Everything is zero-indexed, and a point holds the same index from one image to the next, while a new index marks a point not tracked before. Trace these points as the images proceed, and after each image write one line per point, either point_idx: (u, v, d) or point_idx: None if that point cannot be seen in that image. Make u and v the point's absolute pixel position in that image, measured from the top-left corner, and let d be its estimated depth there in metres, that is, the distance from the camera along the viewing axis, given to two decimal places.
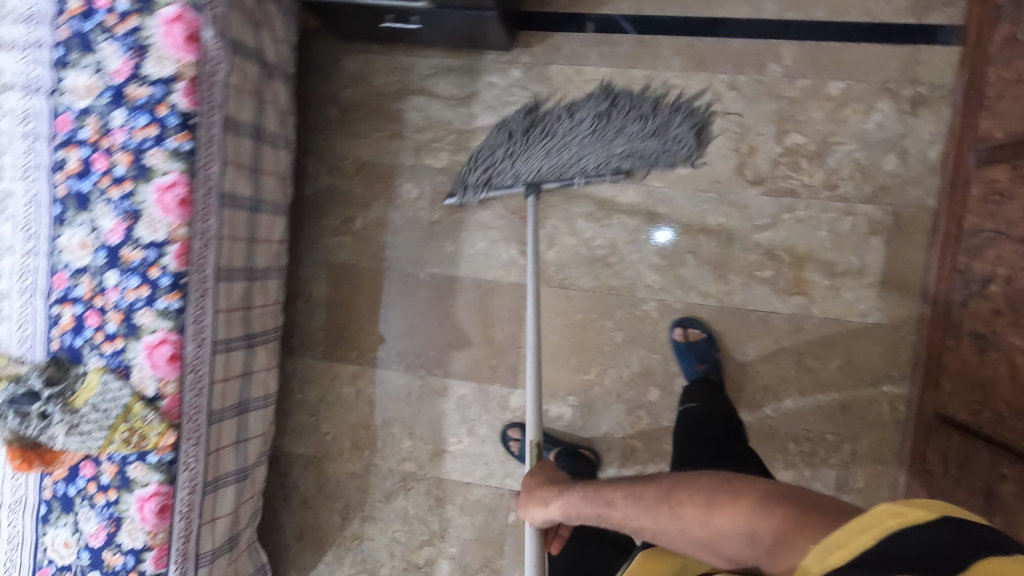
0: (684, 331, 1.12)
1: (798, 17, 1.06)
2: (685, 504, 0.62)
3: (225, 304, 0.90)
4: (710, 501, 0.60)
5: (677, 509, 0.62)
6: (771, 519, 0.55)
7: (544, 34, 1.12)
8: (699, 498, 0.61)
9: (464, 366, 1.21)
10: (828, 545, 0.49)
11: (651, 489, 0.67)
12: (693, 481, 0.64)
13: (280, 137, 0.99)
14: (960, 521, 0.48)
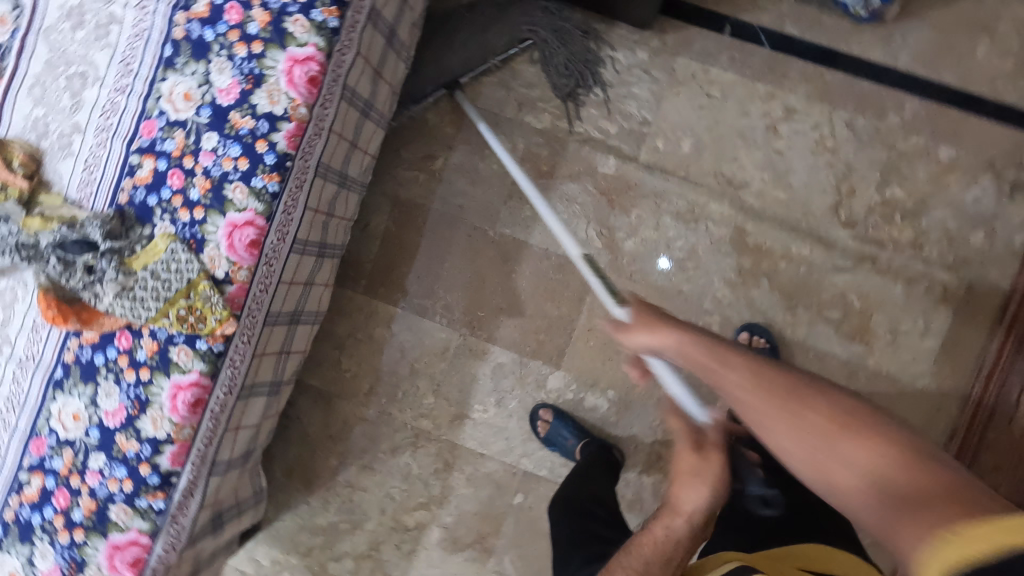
0: (750, 337, 1.09)
1: (928, 76, 1.06)
2: (810, 411, 0.52)
3: (315, 203, 0.83)
4: (842, 422, 0.51)
5: (804, 415, 0.52)
6: (913, 471, 0.46)
7: (679, 25, 1.10)
8: (837, 411, 0.51)
9: (509, 335, 1.15)
10: (953, 535, 0.39)
11: (780, 376, 0.55)
12: (834, 392, 0.53)
13: (405, 48, 0.92)
14: None
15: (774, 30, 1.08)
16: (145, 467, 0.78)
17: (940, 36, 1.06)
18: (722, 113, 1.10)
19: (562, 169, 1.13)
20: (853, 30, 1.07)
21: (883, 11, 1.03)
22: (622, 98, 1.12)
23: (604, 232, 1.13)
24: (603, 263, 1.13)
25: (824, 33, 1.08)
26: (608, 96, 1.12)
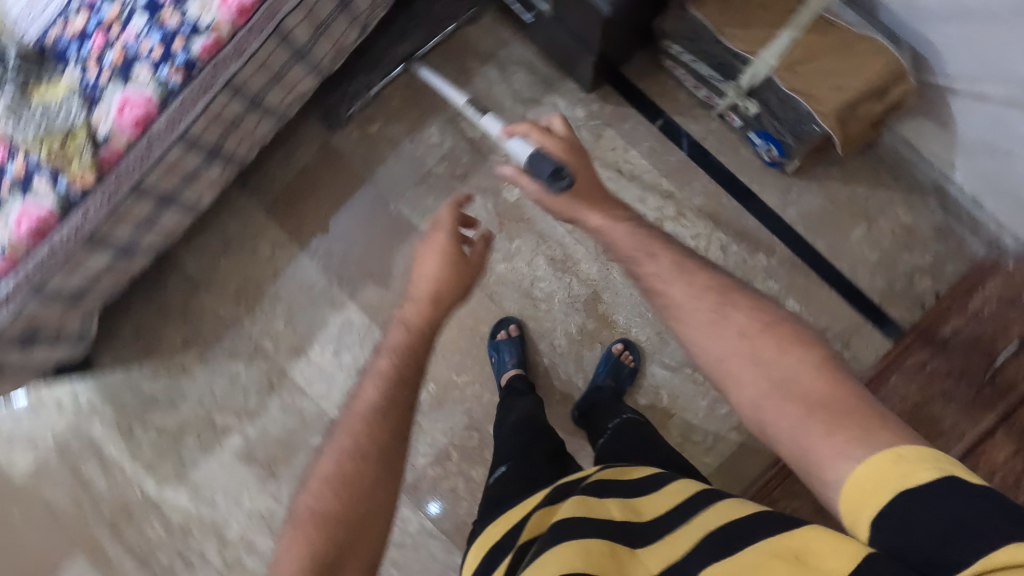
0: (622, 350, 1.18)
1: (804, 236, 1.18)
2: (764, 329, 0.58)
3: (216, 112, 0.92)
4: (764, 323, 0.59)
5: (729, 314, 0.61)
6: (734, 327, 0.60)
7: (621, 102, 1.21)
8: (765, 325, 0.59)
9: (369, 299, 1.26)
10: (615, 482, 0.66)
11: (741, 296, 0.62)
12: (774, 317, 0.60)
13: (362, 18, 1.02)
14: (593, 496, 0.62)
15: (697, 140, 1.20)
16: None
17: (828, 207, 1.17)
18: (623, 191, 1.20)
19: (473, 179, 1.24)
20: (762, 171, 1.19)
21: (784, 162, 1.13)
22: None
23: None
24: None
25: (737, 162, 1.19)
26: None
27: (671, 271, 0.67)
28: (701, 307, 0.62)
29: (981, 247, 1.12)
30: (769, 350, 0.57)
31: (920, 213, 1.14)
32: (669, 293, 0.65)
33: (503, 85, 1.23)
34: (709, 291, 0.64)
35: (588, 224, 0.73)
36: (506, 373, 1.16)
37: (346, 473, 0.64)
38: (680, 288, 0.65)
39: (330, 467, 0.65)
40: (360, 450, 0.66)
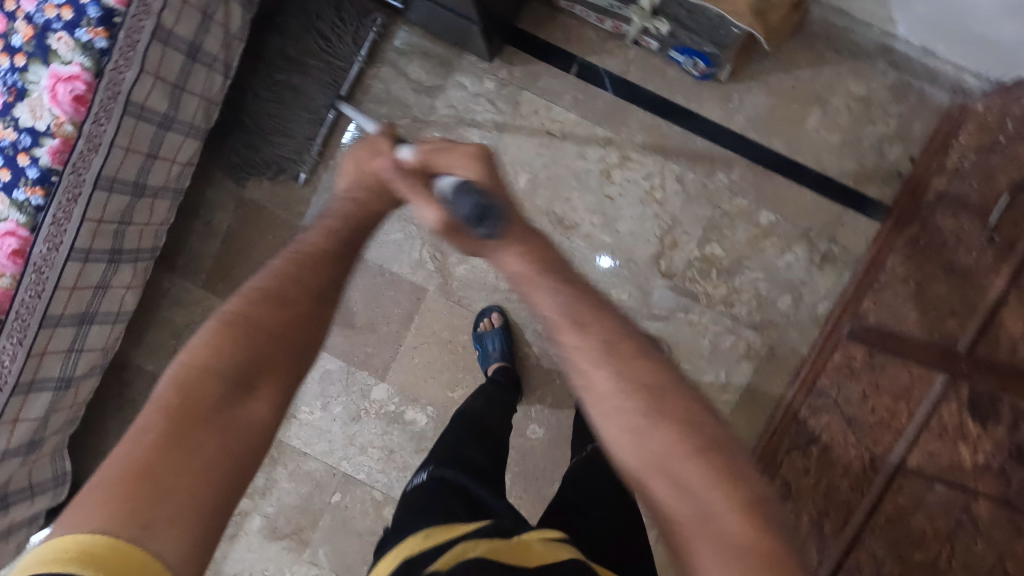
0: None
1: (758, 140, 1.09)
2: (682, 440, 0.54)
3: (98, 214, 0.84)
4: (689, 443, 0.54)
5: (653, 431, 0.55)
6: (653, 441, 0.54)
7: (528, 59, 1.11)
8: (688, 441, 0.54)
9: (339, 343, 1.20)
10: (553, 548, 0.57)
11: (670, 397, 0.57)
12: (715, 447, 0.54)
13: (219, 61, 0.93)
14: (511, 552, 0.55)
15: (619, 75, 1.10)
16: None
17: (775, 102, 1.08)
18: (559, 153, 1.12)
19: None
20: (695, 85, 1.09)
21: (715, 72, 1.04)
22: (465, 126, 1.13)
23: (436, 256, 1.17)
24: (433, 285, 1.17)
25: (666, 85, 1.10)
26: (453, 123, 1.13)
27: (551, 298, 0.63)
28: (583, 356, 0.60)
29: (945, 94, 1.04)
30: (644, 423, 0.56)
31: (871, 79, 1.06)
32: (549, 322, 0.62)
33: (400, 80, 1.13)
34: (606, 343, 0.60)
35: (512, 274, 0.66)
36: (491, 366, 1.11)
37: (284, 294, 0.62)
38: (578, 337, 0.61)
39: (247, 295, 0.61)
40: (301, 277, 0.64)
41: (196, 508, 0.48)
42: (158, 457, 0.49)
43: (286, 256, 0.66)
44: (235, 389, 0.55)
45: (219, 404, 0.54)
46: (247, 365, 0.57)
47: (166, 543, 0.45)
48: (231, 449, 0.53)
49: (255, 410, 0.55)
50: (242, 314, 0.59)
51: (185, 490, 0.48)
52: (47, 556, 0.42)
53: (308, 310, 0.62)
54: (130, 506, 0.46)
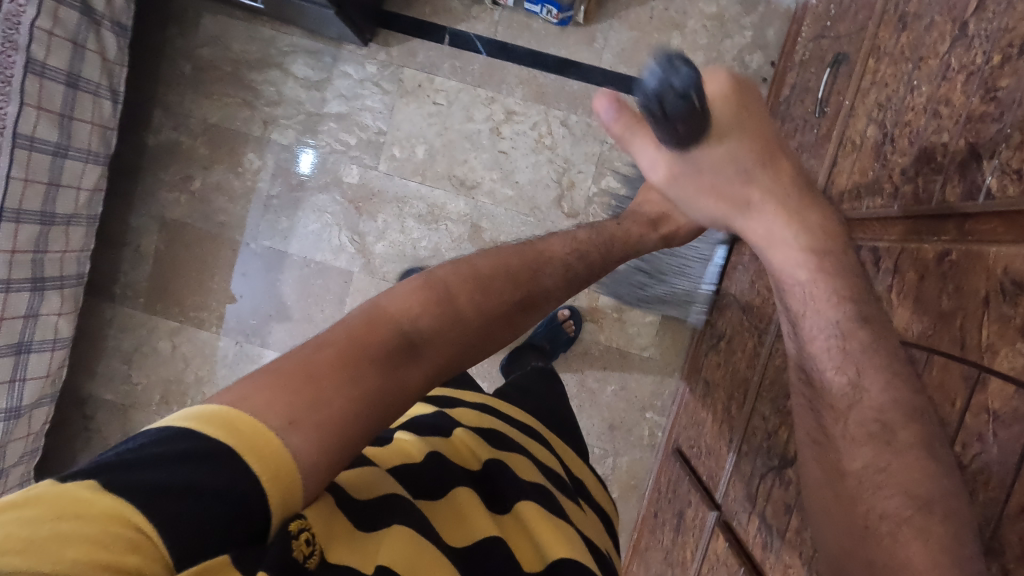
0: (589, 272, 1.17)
1: (629, 72, 1.16)
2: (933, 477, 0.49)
3: (9, 243, 0.90)
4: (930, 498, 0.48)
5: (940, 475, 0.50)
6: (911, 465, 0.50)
7: (403, 37, 1.18)
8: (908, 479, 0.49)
9: (280, 339, 1.25)
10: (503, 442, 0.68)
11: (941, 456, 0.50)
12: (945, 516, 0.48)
13: (104, 87, 0.99)
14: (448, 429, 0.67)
15: (489, 37, 1.17)
16: None
17: (638, 35, 1.15)
18: (448, 119, 1.18)
19: (311, 182, 1.22)
20: (561, 32, 1.16)
21: (571, 15, 1.11)
22: (358, 111, 1.19)
23: (355, 239, 1.22)
24: (357, 267, 1.22)
25: (535, 38, 1.16)
26: (347, 111, 1.20)
27: (824, 307, 0.58)
28: (838, 378, 0.55)
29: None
30: (859, 445, 0.53)
31: None
32: (805, 323, 0.59)
33: (288, 81, 1.20)
34: (867, 369, 0.54)
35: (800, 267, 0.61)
36: None
37: (492, 283, 0.64)
38: (831, 344, 0.57)
39: (460, 269, 0.63)
40: (507, 271, 0.66)
41: (325, 441, 0.45)
42: (328, 375, 0.48)
43: (508, 244, 0.71)
44: (409, 347, 0.54)
45: (392, 355, 0.52)
46: (435, 337, 0.56)
47: (300, 446, 0.43)
48: (391, 410, 0.50)
49: (412, 376, 0.53)
50: (445, 280, 0.61)
51: (337, 414, 0.46)
52: (201, 416, 0.41)
53: (507, 308, 0.64)
54: (289, 401, 0.45)
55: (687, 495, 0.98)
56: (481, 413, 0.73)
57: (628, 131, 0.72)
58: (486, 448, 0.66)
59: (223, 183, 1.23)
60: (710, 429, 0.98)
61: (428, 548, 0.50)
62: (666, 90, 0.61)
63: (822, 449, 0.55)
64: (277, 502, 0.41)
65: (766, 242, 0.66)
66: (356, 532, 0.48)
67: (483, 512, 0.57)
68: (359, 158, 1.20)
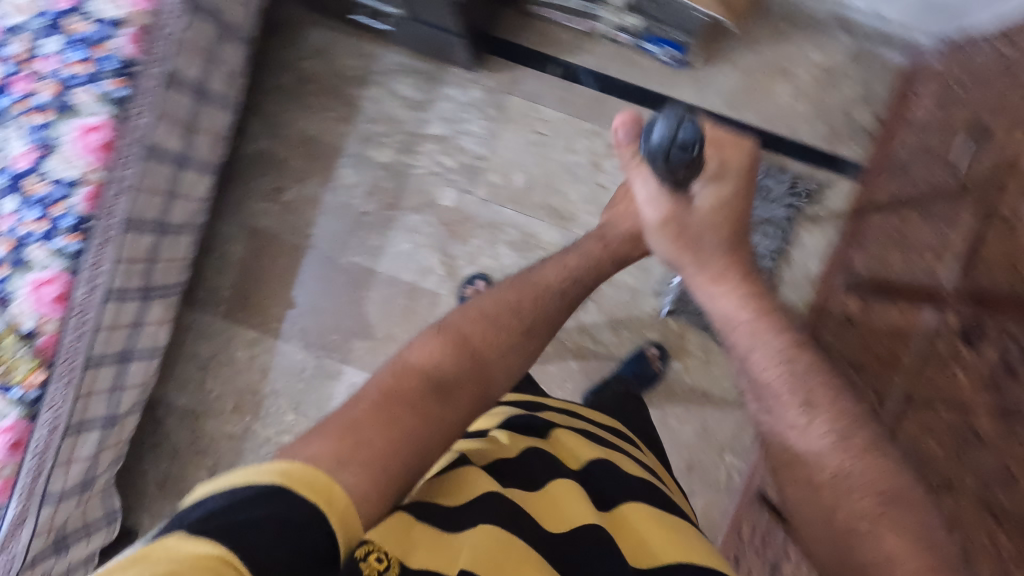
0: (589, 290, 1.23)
1: (734, 116, 1.17)
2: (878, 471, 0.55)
3: (129, 254, 0.89)
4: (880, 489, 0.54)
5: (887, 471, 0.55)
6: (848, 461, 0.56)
7: (510, 65, 1.18)
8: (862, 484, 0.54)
9: (361, 357, 1.22)
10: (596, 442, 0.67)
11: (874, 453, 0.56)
12: (904, 513, 0.52)
13: (224, 99, 0.98)
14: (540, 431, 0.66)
15: (597, 70, 1.17)
16: None
17: (745, 80, 1.16)
18: (549, 149, 1.18)
19: (406, 201, 1.21)
20: (669, 72, 1.16)
21: (688, 58, 1.13)
22: (459, 135, 1.19)
23: (445, 261, 1.20)
24: (447, 290, 1.20)
25: (642, 75, 1.16)
26: (447, 133, 1.19)
27: (763, 340, 0.63)
28: (791, 417, 0.58)
29: (900, 56, 1.12)
30: (827, 455, 0.56)
31: (830, 49, 1.14)
32: (751, 361, 0.63)
33: (391, 100, 1.19)
34: (815, 390, 0.59)
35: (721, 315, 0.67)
36: None
37: (499, 319, 0.66)
38: (775, 368, 0.61)
39: (468, 313, 0.66)
40: (516, 307, 0.68)
41: (371, 480, 0.46)
42: (362, 421, 0.50)
43: (510, 282, 0.72)
44: (436, 389, 0.56)
45: (423, 398, 0.54)
46: (460, 375, 0.59)
47: (353, 482, 0.45)
48: (430, 444, 0.52)
49: (449, 413, 0.55)
50: (456, 327, 0.63)
51: (384, 453, 0.49)
52: (258, 473, 0.43)
53: (516, 338, 0.66)
54: (333, 446, 0.47)
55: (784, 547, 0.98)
56: (570, 418, 0.73)
57: (634, 158, 0.71)
58: (587, 449, 0.64)
59: (316, 196, 1.22)
60: None
61: (516, 544, 0.48)
62: (661, 153, 0.65)
63: (792, 470, 0.58)
64: (334, 520, 0.43)
65: (712, 287, 0.69)
66: (443, 542, 0.47)
67: (577, 500, 0.55)
68: (457, 181, 1.20)
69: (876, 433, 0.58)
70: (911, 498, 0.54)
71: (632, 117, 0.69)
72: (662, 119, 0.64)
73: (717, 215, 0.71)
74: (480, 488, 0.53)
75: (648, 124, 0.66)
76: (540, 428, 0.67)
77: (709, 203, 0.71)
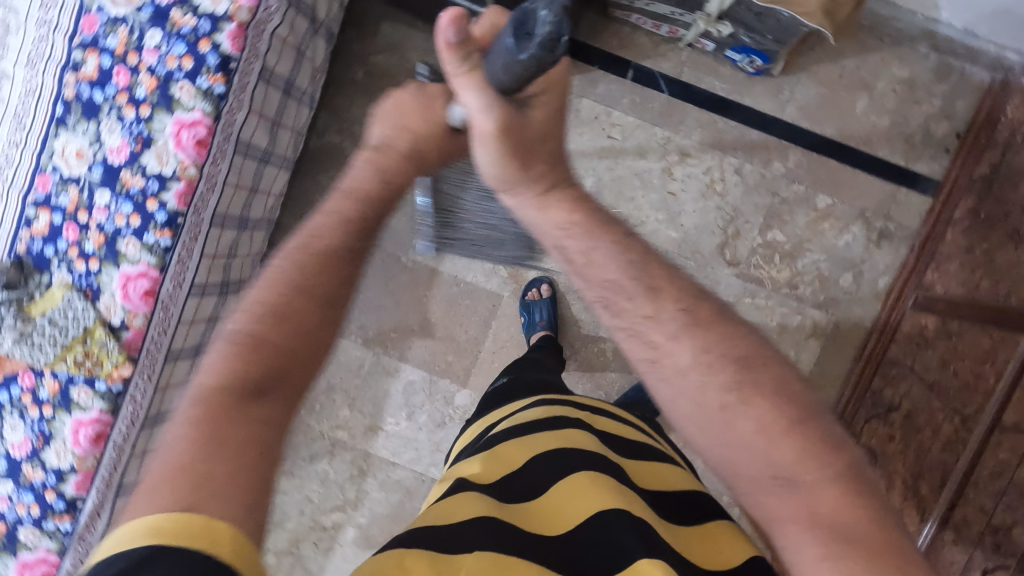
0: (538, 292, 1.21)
1: (811, 128, 1.15)
2: (733, 345, 0.54)
3: (212, 250, 0.88)
4: (740, 375, 0.52)
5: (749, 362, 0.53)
6: (688, 348, 0.53)
7: (586, 67, 1.16)
8: (729, 379, 0.52)
9: (419, 355, 1.24)
10: (599, 437, 0.65)
11: (718, 328, 0.54)
12: (761, 375, 0.52)
13: (307, 94, 0.97)
14: (549, 426, 0.64)
15: (673, 76, 1.15)
16: (51, 493, 0.84)
17: (824, 91, 1.14)
18: (621, 155, 1.17)
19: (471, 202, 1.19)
20: (747, 80, 1.15)
21: (770, 67, 1.11)
22: None
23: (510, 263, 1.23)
24: (508, 291, 1.23)
25: (719, 83, 1.15)
26: None
27: (596, 241, 0.58)
28: (641, 309, 0.55)
29: (985, 73, 1.10)
30: (676, 343, 0.54)
31: (914, 63, 1.12)
32: (592, 263, 0.57)
33: None
34: (654, 275, 0.57)
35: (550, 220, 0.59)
36: (537, 333, 1.16)
37: (289, 306, 0.54)
38: (616, 264, 0.57)
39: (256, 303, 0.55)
40: (303, 283, 0.55)
41: (238, 504, 0.43)
42: (193, 454, 0.44)
43: (292, 253, 0.58)
44: (251, 393, 0.49)
45: (237, 407, 0.48)
46: (275, 369, 0.51)
47: (219, 511, 0.42)
48: (271, 450, 0.48)
49: (272, 411, 0.49)
50: (251, 323, 0.53)
51: (246, 477, 0.44)
52: (129, 536, 0.40)
53: (323, 312, 0.56)
54: (178, 488, 0.42)
55: None
56: (576, 411, 0.70)
57: (464, 66, 0.51)
58: (592, 442, 0.62)
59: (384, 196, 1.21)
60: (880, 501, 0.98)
61: (512, 562, 0.46)
62: (544, 54, 0.43)
63: (659, 371, 0.54)
64: (231, 557, 0.40)
65: (538, 200, 0.60)
66: (440, 562, 0.45)
67: (592, 492, 0.53)
68: None
69: (718, 305, 0.57)
70: (764, 355, 0.54)
71: (465, 12, 0.48)
72: (541, 2, 0.41)
73: (553, 123, 0.57)
74: (462, 508, 0.52)
75: (519, 17, 0.42)
76: (543, 425, 0.65)
77: (543, 112, 0.55)
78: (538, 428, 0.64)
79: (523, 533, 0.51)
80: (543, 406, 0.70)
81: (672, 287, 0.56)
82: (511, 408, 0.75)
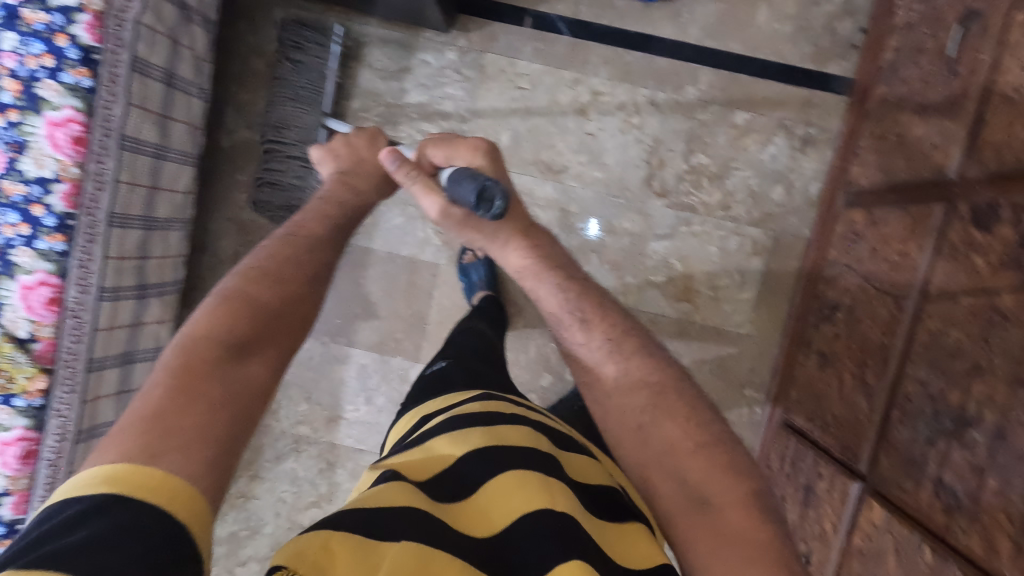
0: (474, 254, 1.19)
1: (717, 47, 1.15)
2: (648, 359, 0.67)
3: (117, 251, 0.86)
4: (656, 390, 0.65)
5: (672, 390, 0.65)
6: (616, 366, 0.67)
7: (483, 22, 1.15)
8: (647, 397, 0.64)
9: (367, 337, 1.23)
10: (538, 436, 0.64)
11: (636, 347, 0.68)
12: (674, 398, 0.64)
13: (195, 86, 0.94)
14: (486, 424, 0.63)
15: (571, 17, 1.15)
16: None
17: (724, 8, 1.14)
18: (533, 104, 1.16)
19: None
20: (645, 9, 1.14)
21: None
22: (439, 100, 1.17)
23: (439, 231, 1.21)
24: (444, 258, 1.21)
25: (619, 17, 1.14)
26: (427, 101, 1.17)
27: (543, 283, 0.73)
28: (576, 337, 0.70)
29: None
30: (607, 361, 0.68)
31: None
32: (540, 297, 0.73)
33: (366, 73, 1.17)
34: (588, 308, 0.71)
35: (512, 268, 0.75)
36: (477, 294, 1.15)
37: (282, 273, 0.68)
38: (557, 302, 0.72)
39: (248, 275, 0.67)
40: (297, 259, 0.71)
41: (200, 452, 0.51)
42: (163, 407, 0.52)
43: (278, 241, 0.72)
44: (231, 350, 0.59)
45: (211, 366, 0.57)
46: (259, 339, 0.62)
47: (176, 465, 0.49)
48: (244, 406, 0.57)
49: (253, 371, 0.59)
50: (242, 291, 0.65)
51: (218, 432, 0.53)
52: (90, 480, 0.46)
53: (302, 291, 0.69)
54: (142, 440, 0.49)
55: (816, 467, 0.96)
56: (518, 412, 0.70)
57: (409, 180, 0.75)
58: (536, 443, 0.62)
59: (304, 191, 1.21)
60: (835, 400, 0.95)
61: (436, 560, 0.47)
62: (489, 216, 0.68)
63: (592, 390, 0.68)
64: (187, 516, 0.47)
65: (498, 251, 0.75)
66: (365, 549, 0.45)
67: (537, 493, 0.53)
68: None
69: (644, 337, 0.70)
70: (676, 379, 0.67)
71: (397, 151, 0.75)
72: (500, 198, 0.66)
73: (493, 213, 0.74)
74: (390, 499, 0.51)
75: (480, 192, 0.66)
76: (485, 420, 0.64)
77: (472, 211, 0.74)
78: (475, 423, 0.63)
79: (455, 532, 0.51)
80: (477, 400, 0.69)
81: (604, 319, 0.70)
82: (442, 398, 0.73)
